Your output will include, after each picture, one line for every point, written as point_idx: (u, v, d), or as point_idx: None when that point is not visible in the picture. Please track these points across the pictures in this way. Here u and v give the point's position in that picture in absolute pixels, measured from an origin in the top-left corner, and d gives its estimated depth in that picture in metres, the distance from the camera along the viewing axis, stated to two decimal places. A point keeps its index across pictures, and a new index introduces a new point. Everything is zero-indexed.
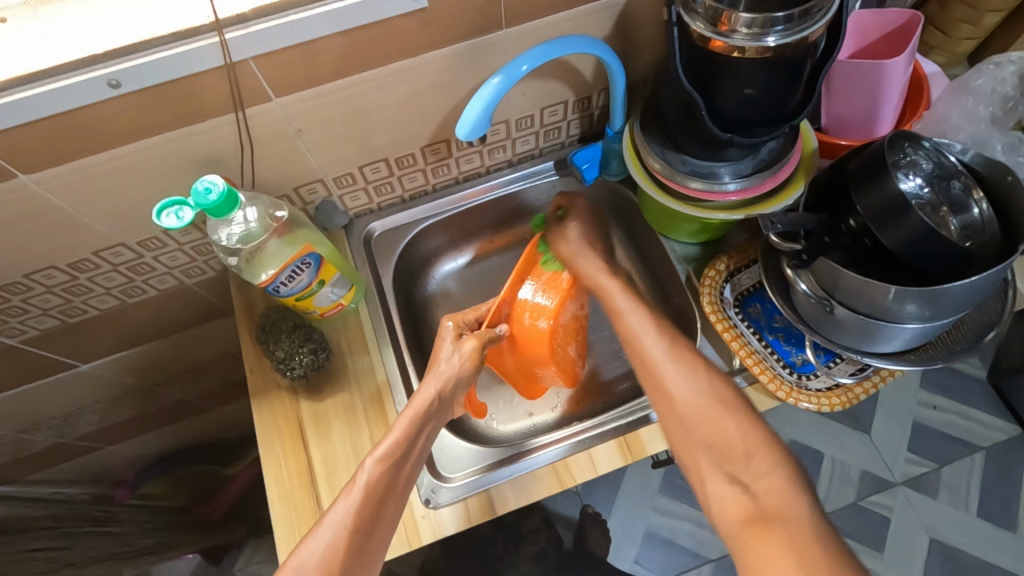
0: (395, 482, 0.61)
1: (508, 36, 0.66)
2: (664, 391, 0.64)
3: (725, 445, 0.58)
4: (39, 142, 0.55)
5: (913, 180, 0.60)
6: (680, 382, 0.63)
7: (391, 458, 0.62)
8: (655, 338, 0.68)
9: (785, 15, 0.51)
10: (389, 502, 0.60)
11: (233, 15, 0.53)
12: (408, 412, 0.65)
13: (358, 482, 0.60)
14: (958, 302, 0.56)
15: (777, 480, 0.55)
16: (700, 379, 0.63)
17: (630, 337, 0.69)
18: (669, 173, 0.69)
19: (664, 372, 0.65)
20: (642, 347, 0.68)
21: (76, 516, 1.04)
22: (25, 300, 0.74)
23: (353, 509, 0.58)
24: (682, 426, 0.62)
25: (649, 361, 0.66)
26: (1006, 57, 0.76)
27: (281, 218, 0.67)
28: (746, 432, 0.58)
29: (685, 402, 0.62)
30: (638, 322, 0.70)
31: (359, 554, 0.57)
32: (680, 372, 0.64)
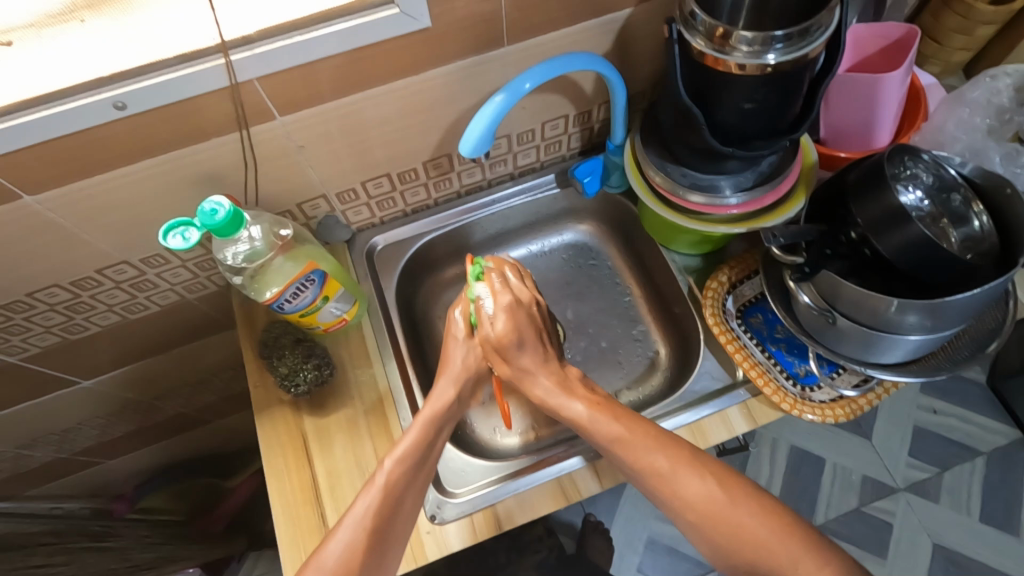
0: (409, 484, 0.60)
1: (509, 52, 0.66)
2: (681, 509, 0.58)
3: (780, 574, 0.53)
4: (45, 162, 0.55)
5: (912, 193, 0.60)
6: (692, 490, 0.58)
7: (410, 458, 0.61)
8: (645, 440, 0.60)
9: (785, 34, 0.52)
10: (403, 505, 0.59)
11: (238, 37, 0.54)
12: (425, 411, 0.65)
13: (375, 484, 0.59)
14: (961, 313, 0.57)
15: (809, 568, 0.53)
16: (711, 483, 0.58)
17: (615, 443, 0.61)
18: (670, 186, 0.70)
19: (670, 484, 0.58)
20: (637, 456, 0.59)
21: (75, 531, 1.03)
22: (26, 318, 0.73)
23: (365, 515, 0.57)
24: (700, 531, 0.57)
25: (653, 475, 0.59)
26: (1001, 70, 0.77)
27: (286, 236, 0.67)
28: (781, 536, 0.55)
29: (707, 511, 0.57)
30: (616, 432, 0.61)
31: (379, 548, 0.57)
32: (692, 478, 0.58)
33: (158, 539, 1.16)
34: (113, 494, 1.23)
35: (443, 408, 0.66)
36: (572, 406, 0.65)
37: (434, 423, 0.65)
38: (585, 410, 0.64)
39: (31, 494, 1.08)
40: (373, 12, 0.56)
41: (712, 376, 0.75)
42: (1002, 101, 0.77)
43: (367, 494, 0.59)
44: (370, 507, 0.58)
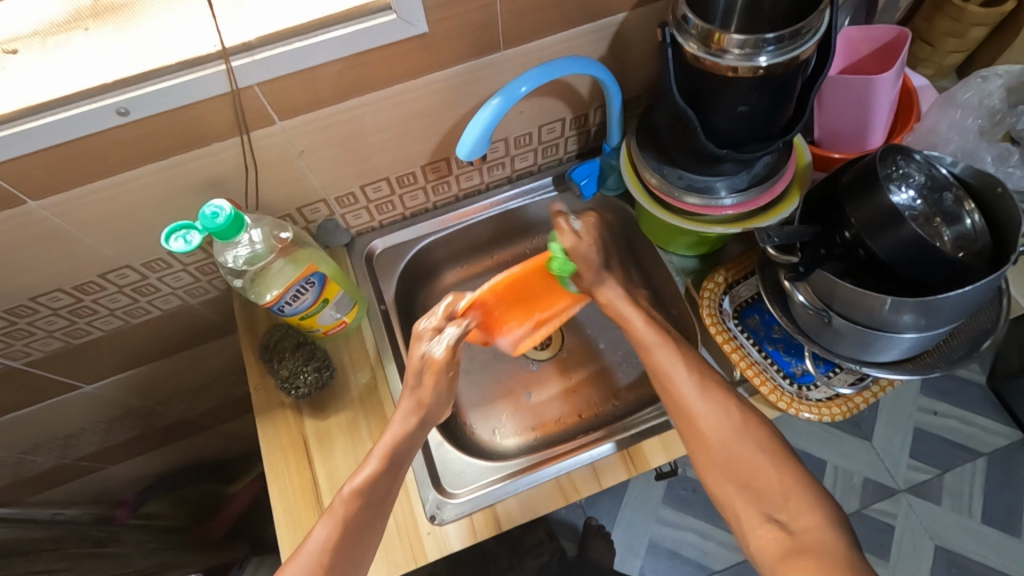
0: (360, 518, 0.59)
1: (506, 57, 0.67)
2: (692, 423, 0.62)
3: (763, 485, 0.57)
4: (49, 168, 0.56)
5: (905, 192, 0.62)
6: (707, 412, 0.61)
7: (366, 490, 0.61)
8: (673, 353, 0.66)
9: (775, 36, 0.53)
10: (356, 540, 0.58)
11: (239, 43, 0.55)
12: (379, 448, 0.64)
13: (324, 522, 0.59)
14: (955, 311, 0.57)
15: (769, 468, 0.58)
16: (730, 410, 0.61)
17: (648, 347, 0.67)
18: (665, 187, 0.71)
19: (687, 397, 0.62)
20: (664, 364, 0.65)
21: (76, 538, 1.03)
22: (29, 323, 0.74)
23: (317, 552, 0.57)
24: (711, 458, 0.60)
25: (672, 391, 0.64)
26: (992, 71, 0.77)
27: (286, 239, 0.68)
28: (762, 452, 0.59)
29: (716, 432, 0.60)
30: (654, 336, 0.68)
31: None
32: (706, 399, 0.62)
33: (160, 545, 1.16)
34: (114, 500, 1.24)
35: (399, 445, 0.64)
36: (632, 319, 0.70)
37: (394, 453, 0.64)
38: (644, 322, 0.69)
39: (32, 500, 1.08)
40: (371, 18, 0.57)
41: None
42: (994, 101, 0.78)
43: (320, 530, 0.58)
44: (320, 544, 0.57)
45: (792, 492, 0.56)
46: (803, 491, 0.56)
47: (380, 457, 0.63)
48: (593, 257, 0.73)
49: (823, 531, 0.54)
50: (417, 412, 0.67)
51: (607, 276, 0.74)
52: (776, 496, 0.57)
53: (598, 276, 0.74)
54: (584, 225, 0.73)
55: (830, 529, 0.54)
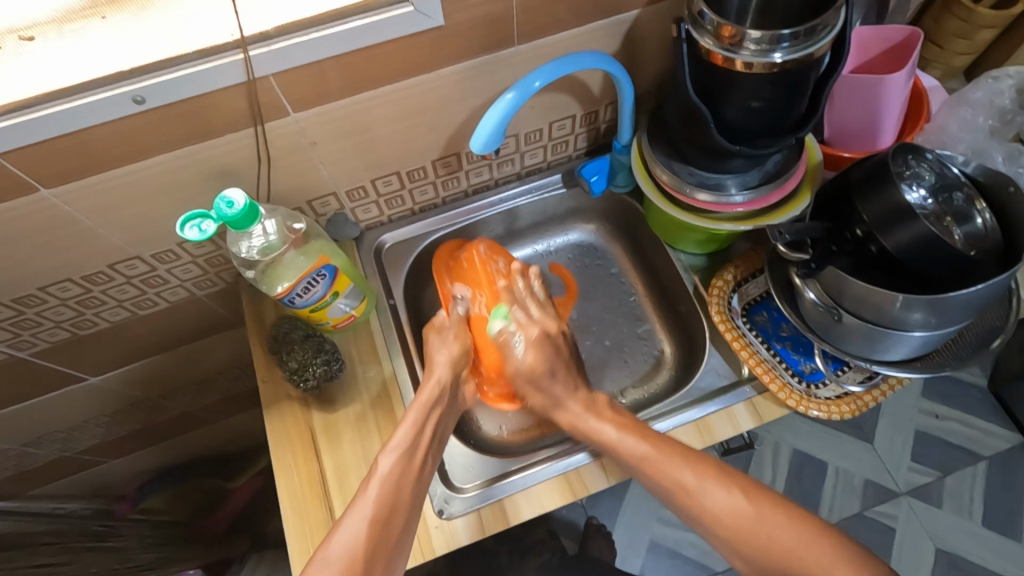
0: (412, 470, 0.64)
1: (519, 51, 0.67)
2: (713, 521, 0.60)
3: (801, 564, 0.55)
4: (63, 155, 0.56)
5: (917, 191, 0.60)
6: (718, 500, 0.60)
7: (404, 448, 0.64)
8: (667, 452, 0.63)
9: (791, 32, 0.53)
10: (410, 485, 0.62)
11: (255, 33, 0.55)
12: (414, 404, 0.68)
13: (377, 473, 0.62)
14: (966, 310, 0.57)
15: (799, 541, 0.56)
16: (739, 497, 0.60)
17: (643, 460, 0.63)
18: (676, 184, 0.71)
19: (699, 495, 0.60)
20: (659, 476, 0.62)
21: (78, 532, 1.03)
22: (37, 313, 0.74)
23: (374, 500, 0.60)
24: (733, 549, 0.59)
25: (677, 489, 0.61)
26: (1003, 71, 0.78)
27: (298, 230, 0.68)
28: (794, 528, 0.57)
29: (734, 525, 0.58)
30: (638, 448, 0.64)
31: (385, 540, 0.58)
32: (711, 486, 0.60)
33: (160, 539, 1.15)
34: (115, 494, 1.23)
35: (435, 397, 0.69)
36: (601, 429, 0.67)
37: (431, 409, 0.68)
38: (614, 433, 0.66)
39: (34, 493, 1.08)
40: (387, 10, 0.57)
41: (718, 374, 0.75)
42: (1004, 101, 0.78)
43: (376, 481, 0.62)
44: (380, 492, 0.61)
45: (833, 566, 0.54)
46: (826, 540, 0.56)
47: (418, 410, 0.67)
48: (537, 379, 0.73)
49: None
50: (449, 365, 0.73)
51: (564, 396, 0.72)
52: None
53: (550, 394, 0.73)
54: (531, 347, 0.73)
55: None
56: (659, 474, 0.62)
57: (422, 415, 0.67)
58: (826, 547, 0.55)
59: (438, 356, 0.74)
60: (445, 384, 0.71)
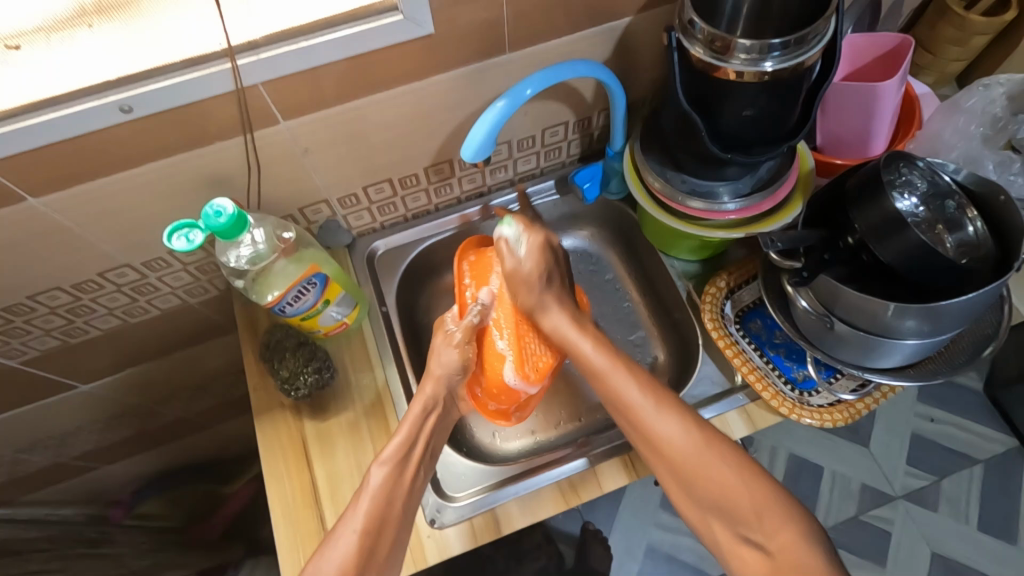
0: (403, 482, 0.62)
1: (511, 59, 0.67)
2: (657, 448, 0.61)
3: (733, 505, 0.57)
4: (52, 164, 0.56)
5: (908, 200, 0.61)
6: (669, 430, 0.61)
7: (395, 460, 0.63)
8: (627, 375, 0.65)
9: (782, 41, 0.53)
10: (402, 499, 0.61)
11: (245, 41, 0.55)
12: (408, 416, 0.66)
13: (368, 488, 0.61)
14: (958, 318, 0.57)
15: (737, 482, 0.58)
16: (689, 423, 0.61)
17: (602, 372, 0.66)
18: (669, 191, 0.71)
19: (645, 415, 0.62)
20: (618, 389, 0.64)
21: (68, 538, 1.04)
22: (27, 321, 0.73)
23: (365, 513, 0.59)
24: (681, 488, 0.60)
25: (630, 411, 0.63)
26: (995, 79, 0.78)
27: (288, 239, 0.68)
28: (735, 471, 0.58)
29: (681, 455, 0.60)
30: (603, 361, 0.67)
31: (376, 554, 0.58)
32: (662, 416, 0.62)
33: (154, 546, 1.14)
34: (109, 500, 1.22)
35: (428, 403, 0.68)
36: (581, 345, 0.69)
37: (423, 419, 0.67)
38: (592, 349, 0.68)
39: (25, 501, 1.07)
40: (377, 18, 0.57)
41: (712, 381, 0.75)
42: (996, 109, 0.78)
43: (367, 496, 0.61)
44: (371, 506, 0.60)
45: (765, 505, 0.56)
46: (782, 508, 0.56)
47: (412, 421, 0.66)
48: (533, 282, 0.73)
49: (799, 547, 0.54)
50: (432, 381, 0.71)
51: (551, 299, 0.73)
52: (750, 515, 0.57)
53: (539, 297, 0.73)
54: (531, 252, 0.73)
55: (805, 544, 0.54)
56: (616, 379, 0.65)
57: (414, 426, 0.66)
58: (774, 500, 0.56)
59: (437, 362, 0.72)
60: (441, 394, 0.70)
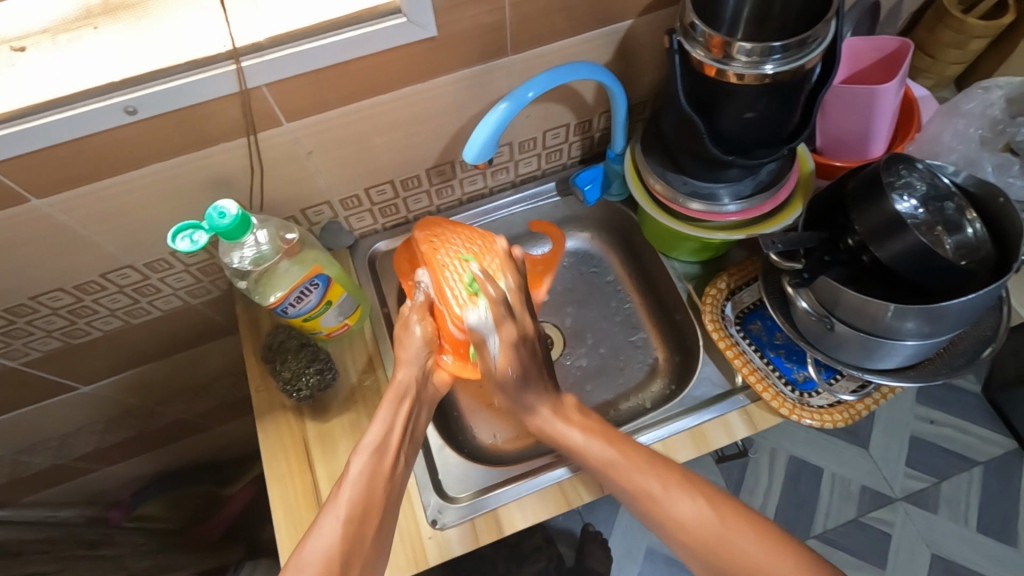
0: (381, 470, 0.61)
1: (514, 62, 0.68)
2: (673, 527, 0.58)
3: None
4: (56, 165, 0.56)
5: (908, 201, 0.61)
6: (684, 511, 0.58)
7: (376, 448, 0.62)
8: (636, 459, 0.62)
9: (782, 44, 0.53)
10: (382, 485, 0.61)
11: (249, 44, 0.55)
12: (385, 403, 0.65)
13: (347, 477, 0.60)
14: (957, 320, 0.57)
15: (762, 557, 0.54)
16: (703, 504, 0.58)
17: (606, 465, 0.62)
18: (670, 193, 0.71)
19: (664, 503, 0.59)
20: (624, 480, 0.61)
21: (70, 540, 1.03)
22: (29, 322, 0.74)
23: (347, 502, 0.58)
24: (704, 563, 0.57)
25: (642, 496, 0.60)
26: (993, 82, 0.79)
27: (292, 240, 0.68)
28: (756, 543, 0.55)
29: (701, 533, 0.57)
30: (601, 453, 0.63)
31: (358, 544, 0.57)
32: (676, 495, 0.59)
33: (154, 547, 1.14)
34: (109, 502, 1.22)
35: (402, 390, 0.66)
36: (569, 435, 0.66)
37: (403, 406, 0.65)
38: (584, 436, 0.65)
39: (25, 502, 1.07)
40: (381, 21, 0.57)
41: (712, 382, 0.75)
42: (995, 112, 0.79)
43: (348, 485, 0.60)
44: (353, 494, 0.59)
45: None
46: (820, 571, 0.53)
47: (388, 410, 0.65)
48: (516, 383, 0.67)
49: None
50: (405, 365, 0.68)
51: (540, 394, 0.67)
52: None
53: (525, 399, 0.68)
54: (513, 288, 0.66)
55: None
56: (631, 469, 0.61)
57: (391, 413, 0.65)
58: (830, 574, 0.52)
59: (402, 349, 0.68)
60: (414, 379, 0.67)
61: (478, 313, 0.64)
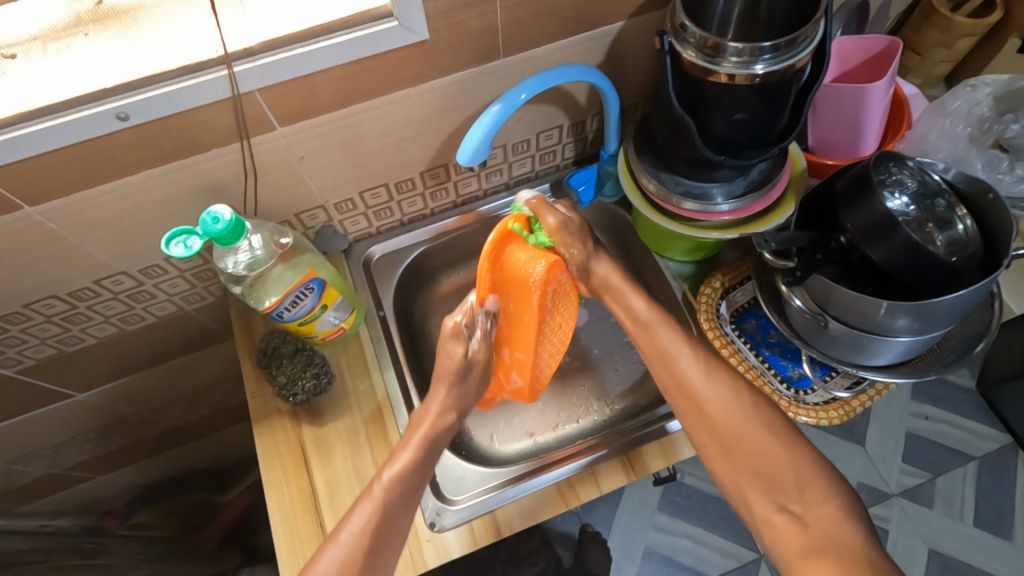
0: (407, 498, 0.61)
1: (506, 64, 0.68)
2: (694, 401, 0.62)
3: (773, 471, 0.57)
4: (47, 172, 0.56)
5: (899, 198, 0.62)
6: (712, 391, 0.61)
7: (402, 478, 0.61)
8: (672, 330, 0.66)
9: (772, 44, 0.54)
10: (401, 519, 0.60)
11: (241, 49, 0.55)
12: (414, 432, 0.66)
13: (370, 499, 0.60)
14: (948, 316, 0.58)
15: (778, 449, 0.57)
16: (735, 390, 0.61)
17: (643, 321, 0.68)
18: (663, 194, 0.72)
19: (687, 369, 0.63)
20: (665, 343, 0.65)
21: (64, 550, 1.03)
22: (22, 330, 0.73)
23: (363, 529, 0.57)
24: (727, 462, 0.59)
25: (671, 364, 0.64)
26: (981, 80, 0.79)
27: (286, 244, 0.69)
28: (781, 446, 0.57)
29: (719, 411, 0.60)
30: (648, 312, 0.68)
31: (372, 569, 0.56)
32: (708, 374, 0.62)
33: (151, 556, 1.13)
34: (103, 511, 1.21)
35: (432, 429, 0.66)
36: (631, 299, 0.70)
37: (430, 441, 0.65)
38: (643, 304, 0.69)
39: (20, 511, 1.07)
40: (373, 25, 0.57)
41: None
42: (983, 109, 0.80)
43: (365, 510, 0.59)
44: (370, 519, 0.58)
45: (807, 478, 0.56)
46: (820, 478, 0.56)
47: (418, 439, 0.65)
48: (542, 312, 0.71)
49: (839, 522, 0.52)
50: (452, 405, 0.68)
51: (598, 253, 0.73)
52: (790, 486, 0.56)
53: (586, 251, 0.72)
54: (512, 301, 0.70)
55: (843, 522, 0.53)
56: (660, 328, 0.67)
57: (416, 453, 0.64)
58: (812, 478, 0.56)
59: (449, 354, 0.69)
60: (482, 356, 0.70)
61: (528, 193, 0.75)
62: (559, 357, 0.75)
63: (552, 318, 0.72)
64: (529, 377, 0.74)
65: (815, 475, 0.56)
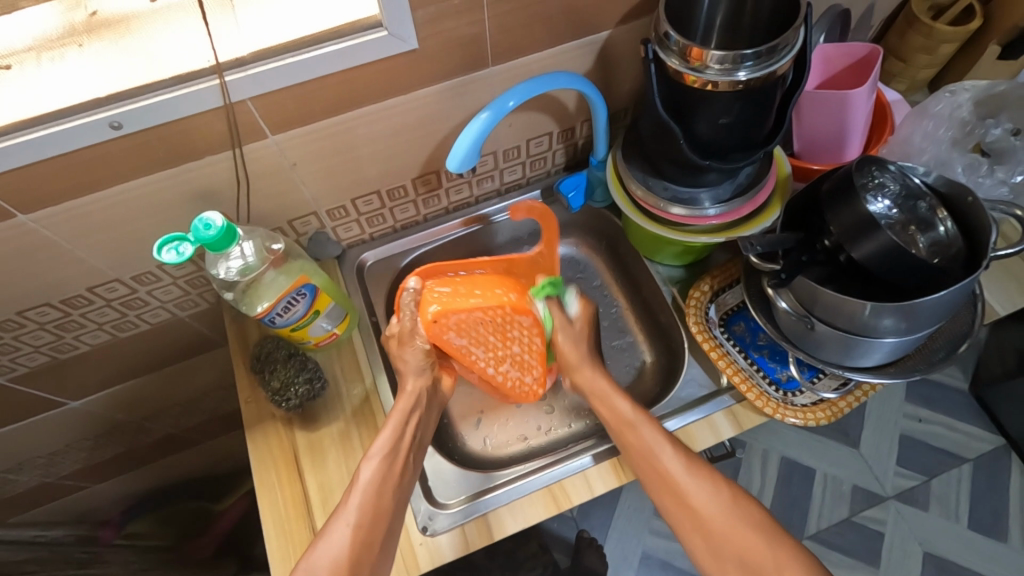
0: (393, 476, 0.63)
1: (494, 72, 0.69)
2: (682, 502, 0.63)
3: (755, 559, 0.59)
4: (43, 182, 0.57)
5: (880, 202, 0.64)
6: (701, 492, 0.63)
7: (385, 453, 0.64)
8: (657, 432, 0.66)
9: (753, 52, 0.55)
10: (392, 491, 0.62)
11: (232, 58, 0.56)
12: (393, 412, 0.67)
13: (358, 482, 0.62)
14: (931, 315, 0.59)
15: (761, 544, 0.60)
16: (719, 488, 0.64)
17: (624, 423, 0.68)
18: (651, 198, 0.72)
19: (675, 471, 0.64)
20: (648, 444, 0.66)
21: (58, 558, 1.02)
22: (16, 337, 0.74)
23: (357, 508, 0.60)
24: (705, 542, 0.62)
25: (660, 469, 0.65)
26: (960, 85, 0.81)
27: (277, 250, 0.69)
28: (756, 530, 0.61)
29: (710, 515, 0.62)
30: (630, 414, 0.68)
31: (369, 552, 0.59)
32: (694, 478, 0.64)
33: (146, 565, 1.12)
34: (99, 521, 1.21)
35: (412, 404, 0.69)
36: (618, 401, 0.70)
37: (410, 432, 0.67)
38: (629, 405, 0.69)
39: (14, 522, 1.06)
40: (361, 35, 0.58)
41: (698, 383, 0.77)
42: (964, 113, 0.81)
43: (358, 490, 0.61)
44: (363, 501, 0.61)
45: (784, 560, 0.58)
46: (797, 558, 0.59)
47: (398, 416, 0.67)
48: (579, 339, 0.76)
49: None
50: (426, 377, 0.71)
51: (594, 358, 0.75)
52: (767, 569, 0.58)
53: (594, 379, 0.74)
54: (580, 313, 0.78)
55: None
56: (642, 429, 0.67)
57: (400, 422, 0.67)
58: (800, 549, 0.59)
59: (402, 362, 0.71)
60: (423, 388, 0.70)
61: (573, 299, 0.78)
62: (532, 364, 0.77)
63: (484, 343, 0.73)
64: (511, 390, 0.77)
65: (789, 553, 0.59)
